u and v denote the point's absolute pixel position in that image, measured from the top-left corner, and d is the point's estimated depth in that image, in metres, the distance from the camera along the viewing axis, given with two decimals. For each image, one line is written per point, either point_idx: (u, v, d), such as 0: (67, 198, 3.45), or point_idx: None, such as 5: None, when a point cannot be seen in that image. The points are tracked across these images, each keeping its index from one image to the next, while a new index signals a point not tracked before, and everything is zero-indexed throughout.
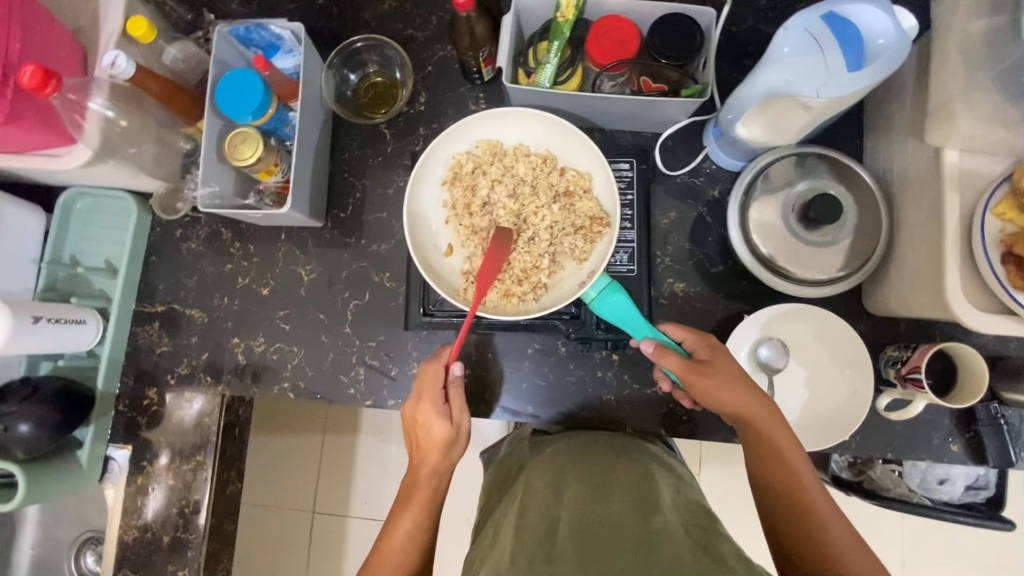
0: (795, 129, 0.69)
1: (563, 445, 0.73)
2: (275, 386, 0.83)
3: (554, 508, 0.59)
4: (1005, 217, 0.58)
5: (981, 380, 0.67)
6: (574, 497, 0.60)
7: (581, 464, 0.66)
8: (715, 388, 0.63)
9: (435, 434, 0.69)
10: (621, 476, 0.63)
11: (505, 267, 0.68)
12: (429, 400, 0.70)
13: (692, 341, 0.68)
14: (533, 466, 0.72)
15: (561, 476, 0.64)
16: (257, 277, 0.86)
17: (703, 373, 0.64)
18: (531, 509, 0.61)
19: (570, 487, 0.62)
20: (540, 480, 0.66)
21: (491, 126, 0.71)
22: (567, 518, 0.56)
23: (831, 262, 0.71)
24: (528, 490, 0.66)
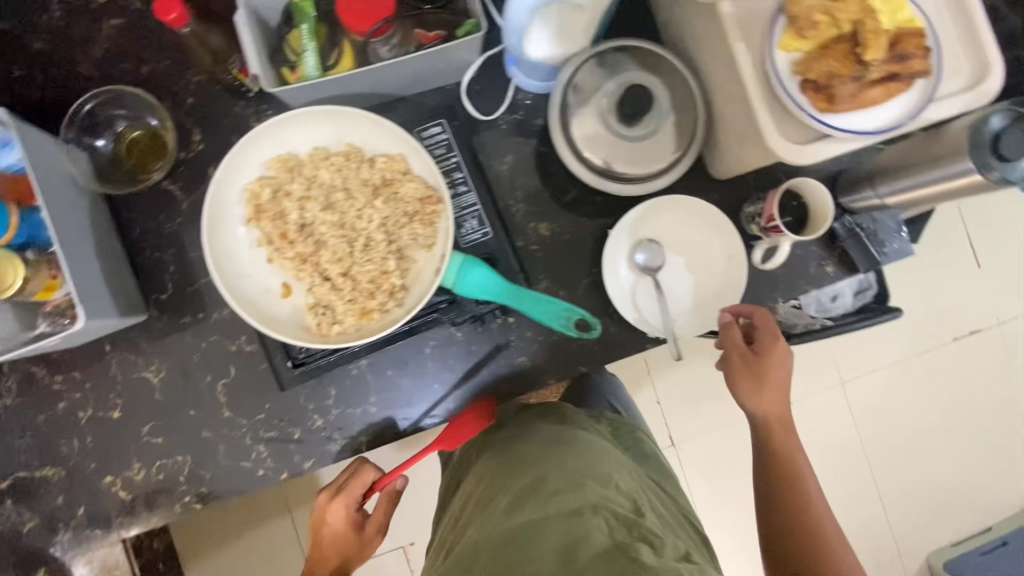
0: (581, 35, 0.66)
1: (501, 452, 0.73)
2: (177, 505, 0.74)
3: (483, 531, 0.59)
4: (792, 49, 0.58)
5: (826, 204, 0.71)
6: (496, 512, 0.60)
7: (513, 471, 0.66)
8: (753, 378, 0.74)
9: (342, 530, 0.75)
10: (550, 474, 0.63)
11: (351, 285, 0.62)
12: (346, 500, 0.75)
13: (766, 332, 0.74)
14: (473, 482, 0.71)
15: (498, 486, 0.65)
16: (101, 403, 0.74)
17: (745, 359, 0.73)
18: (466, 536, 0.61)
19: (503, 501, 0.62)
20: (478, 504, 0.66)
21: (273, 141, 0.62)
22: (492, 538, 0.57)
23: (664, 149, 0.71)
24: (465, 514, 0.67)
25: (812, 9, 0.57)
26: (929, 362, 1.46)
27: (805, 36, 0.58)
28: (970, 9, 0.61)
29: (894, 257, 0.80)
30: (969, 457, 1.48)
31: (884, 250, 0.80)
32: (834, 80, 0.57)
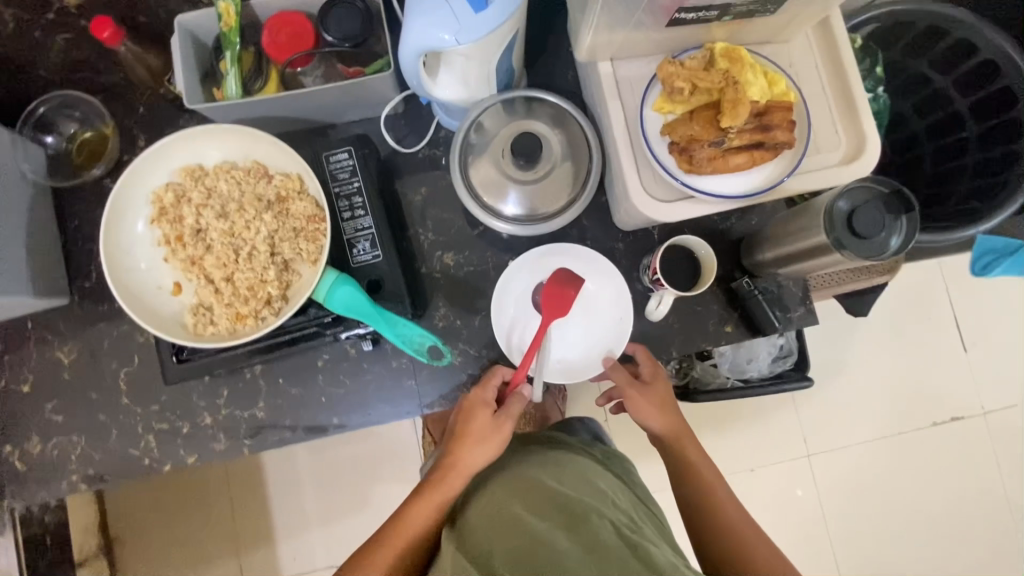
0: (483, 83, 0.71)
1: (496, 475, 0.73)
2: (64, 482, 0.78)
3: (489, 542, 0.60)
4: (663, 111, 0.61)
5: (712, 262, 0.73)
6: (505, 525, 0.61)
7: (512, 485, 0.68)
8: (647, 404, 0.77)
9: (476, 427, 0.73)
10: (551, 487, 0.66)
11: (231, 289, 0.66)
12: (487, 397, 0.74)
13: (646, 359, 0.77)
14: (471, 498, 0.71)
15: (499, 500, 0.66)
16: (13, 375, 0.79)
17: (639, 394, 0.76)
18: (467, 543, 0.62)
19: (504, 511, 0.64)
20: (474, 513, 0.67)
21: (184, 152, 0.68)
22: (501, 548, 0.59)
23: (557, 193, 0.73)
24: (465, 523, 0.66)
25: (675, 75, 0.60)
26: (901, 449, 1.37)
27: (674, 99, 0.61)
28: (849, 90, 0.63)
29: (798, 326, 0.80)
30: (942, 557, 1.36)
31: (788, 315, 0.80)
32: (695, 143, 0.60)
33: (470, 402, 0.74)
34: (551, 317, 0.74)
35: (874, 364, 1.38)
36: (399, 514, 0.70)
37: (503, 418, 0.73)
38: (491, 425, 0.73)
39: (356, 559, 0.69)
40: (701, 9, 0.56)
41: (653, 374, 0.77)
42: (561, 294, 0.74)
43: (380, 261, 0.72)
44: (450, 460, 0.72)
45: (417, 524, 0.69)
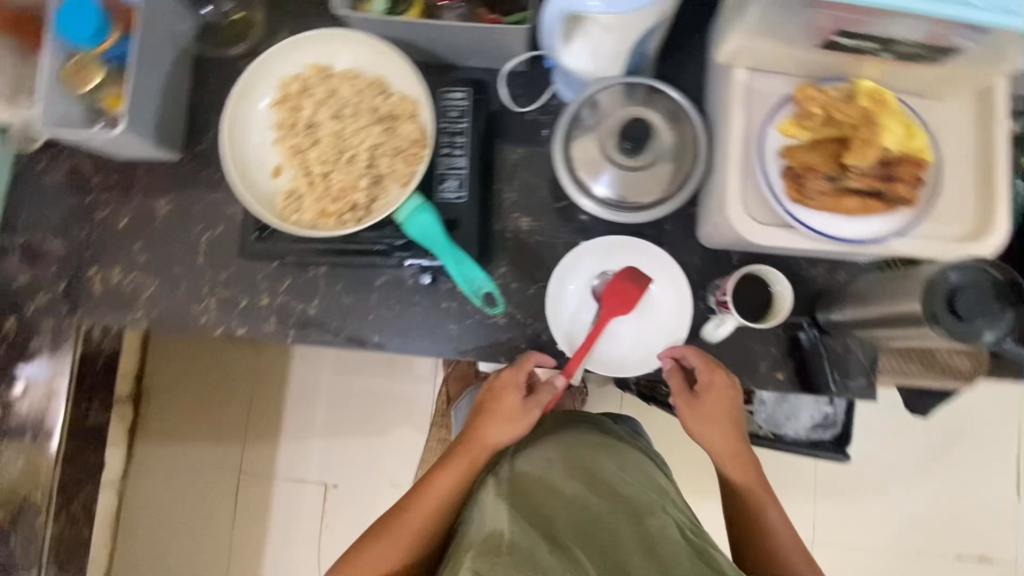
0: (613, 58, 0.71)
1: (546, 444, 0.76)
2: (128, 315, 0.85)
3: (552, 509, 0.64)
4: (788, 133, 0.59)
5: (785, 299, 0.72)
6: (567, 498, 0.65)
7: (570, 461, 0.71)
8: (695, 415, 0.73)
9: (505, 407, 0.75)
10: (610, 476, 0.70)
11: (324, 186, 0.70)
12: (517, 378, 0.76)
13: (701, 367, 0.72)
14: (520, 459, 0.73)
15: (557, 472, 0.70)
16: (116, 209, 0.87)
17: (690, 407, 0.73)
18: (525, 498, 0.66)
19: (565, 485, 0.67)
20: (529, 474, 0.70)
21: (321, 50, 0.73)
22: (565, 519, 0.63)
23: (651, 188, 0.73)
24: (519, 479, 0.69)
25: (811, 100, 0.58)
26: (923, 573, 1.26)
27: (802, 124, 0.59)
28: (992, 166, 0.59)
29: (855, 396, 0.76)
30: None
31: (847, 382, 0.76)
32: (810, 173, 0.58)
33: (501, 380, 0.76)
34: (613, 312, 0.75)
35: (919, 480, 1.27)
36: (429, 477, 0.74)
37: (532, 403, 0.75)
38: (519, 407, 0.75)
39: (389, 513, 0.73)
40: (861, 38, 0.54)
41: (708, 383, 0.72)
42: (622, 287, 0.74)
43: (463, 202, 0.74)
44: (476, 433, 0.75)
45: (443, 488, 0.73)
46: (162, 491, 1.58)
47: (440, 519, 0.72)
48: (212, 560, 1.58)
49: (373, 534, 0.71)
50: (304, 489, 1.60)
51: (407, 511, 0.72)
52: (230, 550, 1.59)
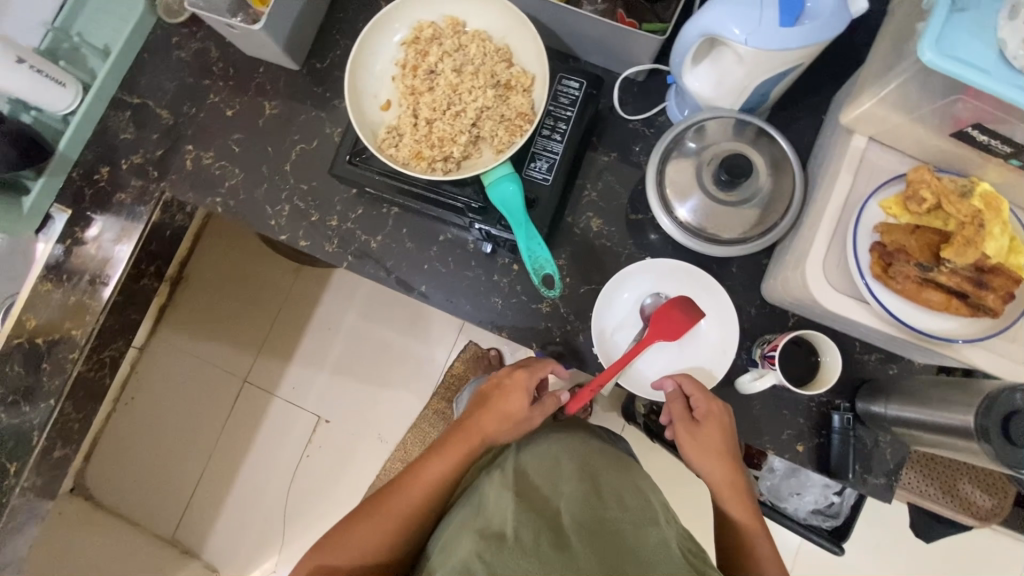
0: (734, 91, 0.71)
1: (550, 438, 0.79)
2: (208, 198, 0.90)
3: (555, 503, 0.68)
4: (889, 210, 0.59)
5: (832, 372, 0.70)
6: (570, 497, 0.68)
7: (577, 458, 0.75)
8: (697, 445, 0.71)
9: (508, 408, 0.76)
10: (614, 482, 0.72)
11: (426, 131, 0.72)
12: (525, 381, 0.77)
13: (700, 394, 0.72)
14: (525, 452, 0.77)
15: (561, 468, 0.73)
16: (227, 99, 0.91)
17: (691, 433, 0.71)
18: (529, 489, 0.70)
19: (569, 483, 0.71)
20: (535, 468, 0.74)
21: (461, 4, 0.75)
22: (566, 516, 0.66)
23: (732, 226, 0.73)
24: (525, 471, 0.74)
25: (925, 184, 0.57)
26: None
27: (907, 206, 0.58)
28: None
29: (870, 493, 0.74)
30: None
31: (867, 477, 0.74)
32: (900, 254, 0.57)
33: (511, 380, 0.77)
34: (658, 336, 0.74)
35: None
36: (428, 456, 0.77)
37: (535, 411, 0.77)
38: (523, 413, 0.76)
39: (392, 486, 0.75)
40: (997, 138, 0.53)
41: (709, 412, 0.71)
42: (669, 314, 0.74)
43: (546, 185, 0.76)
44: (477, 425, 0.77)
45: (442, 471, 0.75)
46: (172, 374, 1.65)
47: (434, 500, 0.75)
48: (196, 452, 1.65)
49: (373, 504, 0.74)
50: (298, 415, 1.65)
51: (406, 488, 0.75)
52: (214, 449, 1.65)
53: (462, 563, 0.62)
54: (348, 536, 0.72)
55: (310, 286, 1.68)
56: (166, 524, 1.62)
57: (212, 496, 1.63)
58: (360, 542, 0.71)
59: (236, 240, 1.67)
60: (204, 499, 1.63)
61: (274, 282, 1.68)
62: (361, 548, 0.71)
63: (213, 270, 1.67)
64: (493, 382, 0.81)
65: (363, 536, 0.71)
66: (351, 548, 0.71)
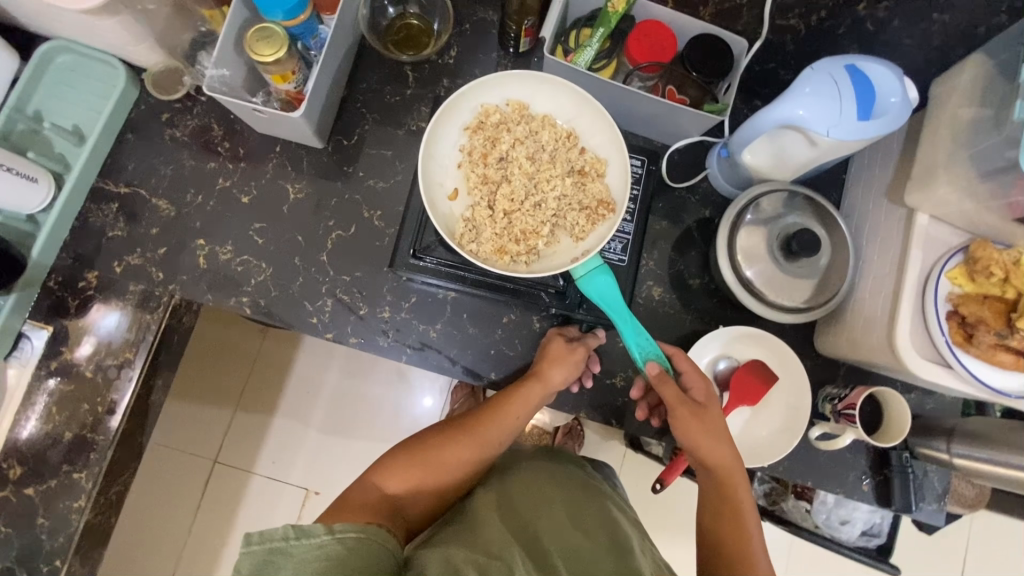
0: (792, 168, 0.75)
1: (534, 466, 0.81)
2: (232, 298, 0.79)
3: (539, 526, 0.68)
4: (956, 280, 0.66)
5: (904, 423, 0.74)
6: (554, 524, 0.69)
7: (559, 492, 0.76)
8: (698, 429, 0.67)
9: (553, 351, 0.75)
10: (592, 509, 0.74)
11: (505, 224, 0.69)
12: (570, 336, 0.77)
13: (693, 376, 0.71)
14: (510, 476, 0.78)
15: (546, 500, 0.73)
16: (240, 183, 0.81)
17: (695, 414, 0.68)
18: (514, 517, 0.70)
19: (551, 507, 0.72)
20: (521, 499, 0.73)
21: (527, 88, 0.72)
22: (552, 540, 0.66)
23: (800, 293, 0.77)
24: (508, 498, 0.73)
25: (993, 261, 0.64)
26: None
27: (972, 277, 0.65)
28: None
29: (920, 516, 0.82)
30: None
31: (922, 504, 0.81)
32: (981, 325, 0.64)
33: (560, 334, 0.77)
34: (738, 402, 0.78)
35: None
36: (487, 406, 0.75)
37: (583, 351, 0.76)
38: (575, 375, 0.74)
39: (452, 428, 0.73)
40: None
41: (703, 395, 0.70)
42: (745, 384, 0.78)
43: (622, 265, 0.77)
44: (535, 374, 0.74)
45: (506, 421, 0.73)
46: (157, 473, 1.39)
47: (486, 451, 0.72)
48: (162, 555, 1.43)
49: (434, 438, 0.72)
50: (284, 491, 1.50)
51: (457, 431, 0.72)
52: (187, 547, 1.45)
53: (447, 560, 0.59)
54: (406, 465, 0.68)
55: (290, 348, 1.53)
56: None
57: None
58: (418, 470, 0.68)
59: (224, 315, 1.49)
60: None
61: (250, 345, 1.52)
62: (417, 479, 0.68)
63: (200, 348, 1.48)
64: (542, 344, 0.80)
65: (418, 463, 0.69)
66: (406, 476, 0.68)
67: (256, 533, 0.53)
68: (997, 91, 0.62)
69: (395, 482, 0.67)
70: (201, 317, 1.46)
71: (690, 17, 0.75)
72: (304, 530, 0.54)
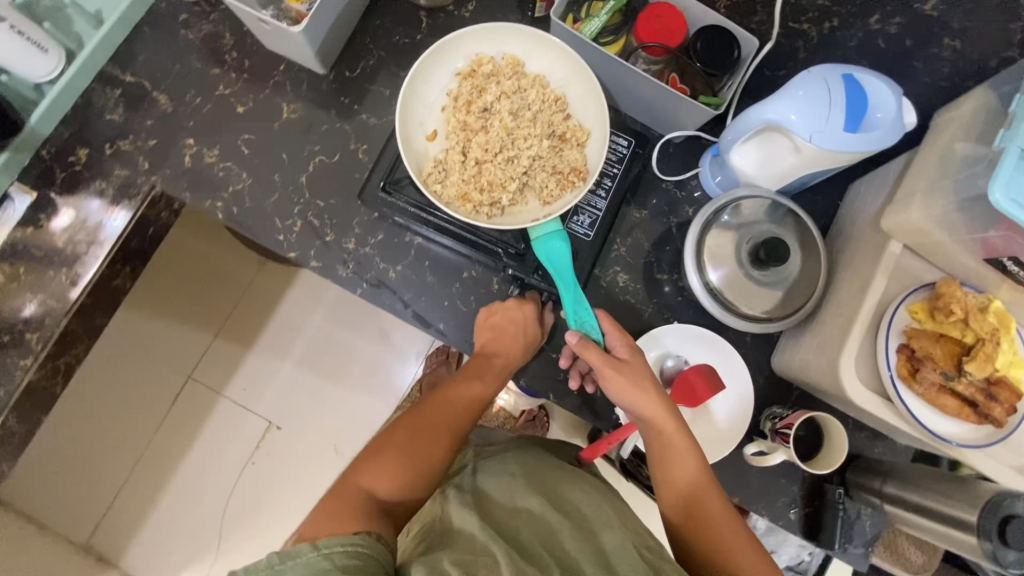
0: (777, 175, 0.74)
1: (505, 460, 0.76)
2: (208, 200, 0.81)
3: (516, 524, 0.64)
4: (916, 314, 0.63)
5: (839, 453, 0.73)
6: (531, 517, 0.65)
7: (532, 475, 0.72)
8: (628, 384, 0.68)
9: (515, 330, 0.76)
10: (573, 493, 0.71)
11: (474, 173, 0.70)
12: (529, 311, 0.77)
13: (615, 335, 0.72)
14: (483, 475, 0.73)
15: (516, 487, 0.70)
16: (239, 93, 0.83)
17: (620, 371, 0.68)
18: (491, 512, 0.66)
19: (526, 500, 0.67)
20: (496, 491, 0.70)
21: (525, 45, 0.72)
22: (529, 532, 0.63)
23: (761, 303, 0.76)
24: (482, 496, 0.69)
25: (954, 299, 0.62)
26: None
27: (933, 314, 0.63)
28: None
29: (848, 560, 0.77)
30: None
31: (847, 546, 0.76)
32: (927, 360, 0.62)
33: (511, 306, 0.76)
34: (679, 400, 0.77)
35: None
36: (452, 385, 0.75)
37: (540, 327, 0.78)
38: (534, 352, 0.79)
39: (422, 417, 0.71)
40: None
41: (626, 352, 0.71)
42: (693, 386, 0.76)
43: (586, 239, 0.78)
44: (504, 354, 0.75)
45: (463, 394, 0.75)
46: (122, 371, 1.41)
47: (456, 431, 0.72)
48: (115, 459, 1.42)
49: (400, 431, 0.69)
50: (246, 419, 1.47)
51: (427, 415, 0.71)
52: (143, 457, 1.44)
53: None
54: (384, 462, 0.65)
55: (280, 282, 1.49)
56: (81, 529, 1.40)
57: (134, 508, 1.42)
58: (398, 464, 0.66)
59: (218, 235, 1.44)
60: (127, 506, 1.42)
61: (242, 269, 1.47)
62: (404, 478, 0.65)
63: (181, 261, 1.43)
64: (483, 319, 0.78)
65: (394, 457, 0.66)
66: (389, 473, 0.65)
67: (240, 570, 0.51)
68: (994, 128, 0.59)
69: (377, 483, 0.64)
70: (172, 232, 1.44)
71: (705, 8, 0.74)
72: (288, 553, 0.52)
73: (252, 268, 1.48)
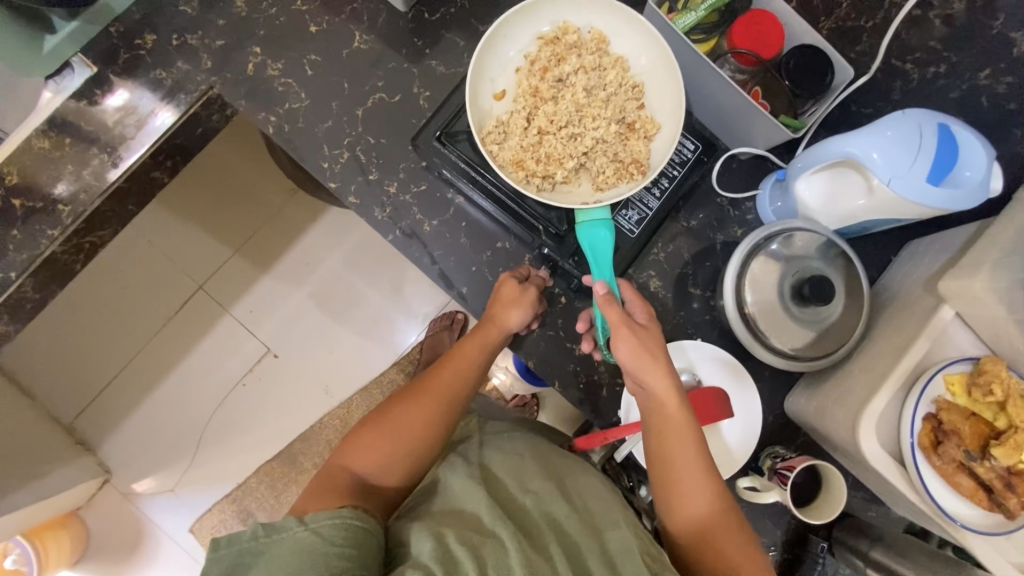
0: (839, 214, 0.71)
1: (515, 441, 0.74)
2: (263, 113, 0.80)
3: (525, 499, 0.63)
4: (952, 386, 0.61)
5: (834, 506, 0.70)
6: (537, 498, 0.63)
7: (542, 460, 0.70)
8: (642, 349, 0.67)
9: (506, 294, 0.73)
10: (585, 482, 0.69)
11: (535, 142, 0.69)
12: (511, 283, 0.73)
13: (636, 305, 0.72)
14: (490, 450, 0.71)
15: (523, 466, 0.68)
16: (314, 12, 0.81)
17: (636, 334, 0.68)
18: (495, 484, 0.65)
19: (537, 482, 0.65)
20: (500, 465, 0.68)
21: (615, 23, 0.70)
22: (534, 512, 0.61)
23: (792, 338, 0.74)
24: (489, 467, 0.67)
25: (997, 379, 0.59)
26: None
27: (969, 390, 0.60)
28: None
29: None
30: None
31: None
32: (953, 436, 0.60)
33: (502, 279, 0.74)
34: None
35: None
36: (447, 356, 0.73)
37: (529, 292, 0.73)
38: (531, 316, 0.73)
39: (411, 389, 0.69)
40: None
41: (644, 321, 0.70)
42: (703, 403, 0.74)
43: (631, 236, 0.76)
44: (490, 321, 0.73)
45: (460, 365, 0.71)
46: (136, 265, 1.42)
47: (451, 413, 0.68)
48: (114, 349, 1.43)
49: (385, 411, 0.68)
50: (247, 340, 1.47)
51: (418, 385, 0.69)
52: (140, 355, 1.44)
53: (441, 544, 0.54)
54: (367, 440, 0.65)
55: (309, 214, 1.48)
56: (68, 410, 1.42)
57: (122, 400, 1.44)
58: (382, 447, 0.65)
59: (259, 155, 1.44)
60: (116, 397, 1.44)
61: (274, 194, 1.46)
62: (384, 458, 0.64)
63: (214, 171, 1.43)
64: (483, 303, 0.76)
65: (380, 432, 0.65)
66: (372, 453, 0.64)
67: (223, 538, 0.52)
68: None
69: (366, 461, 0.64)
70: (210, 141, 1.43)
71: (806, 27, 0.71)
72: (274, 526, 0.52)
73: (284, 194, 1.47)
